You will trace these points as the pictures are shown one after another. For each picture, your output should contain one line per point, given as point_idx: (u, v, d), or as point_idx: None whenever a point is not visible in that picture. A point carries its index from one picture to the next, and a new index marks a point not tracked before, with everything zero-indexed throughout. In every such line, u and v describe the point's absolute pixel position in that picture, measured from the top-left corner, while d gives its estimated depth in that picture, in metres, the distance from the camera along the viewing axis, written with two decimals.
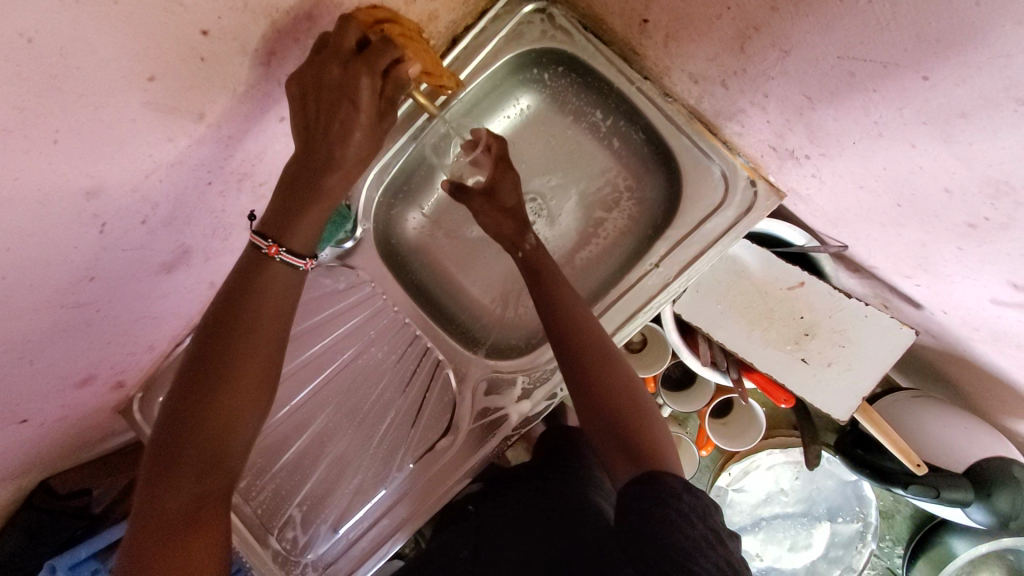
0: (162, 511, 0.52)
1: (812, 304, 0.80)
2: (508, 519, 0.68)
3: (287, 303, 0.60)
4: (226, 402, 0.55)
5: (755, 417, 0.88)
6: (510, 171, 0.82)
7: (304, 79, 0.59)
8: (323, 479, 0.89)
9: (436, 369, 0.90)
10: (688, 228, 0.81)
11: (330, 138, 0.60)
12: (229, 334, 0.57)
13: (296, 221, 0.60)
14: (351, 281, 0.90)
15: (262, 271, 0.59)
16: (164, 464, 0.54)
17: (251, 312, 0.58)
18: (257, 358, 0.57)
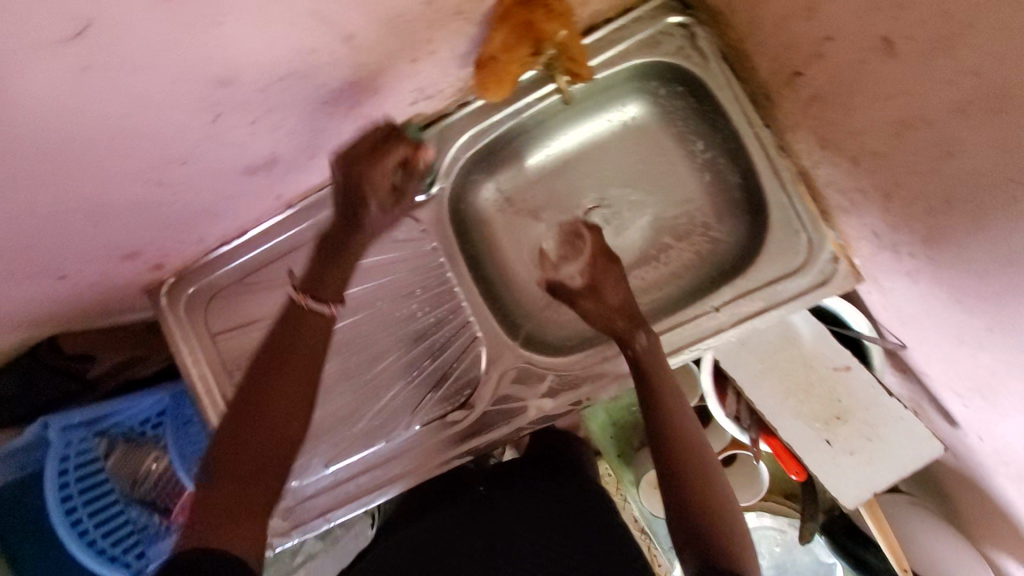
0: (220, 492, 0.58)
1: (851, 390, 0.81)
2: (512, 500, 0.82)
3: (335, 293, 0.69)
4: (280, 387, 0.63)
5: (757, 476, 0.89)
6: (611, 266, 0.83)
7: (344, 168, 0.68)
8: (332, 411, 0.89)
9: (470, 343, 0.89)
10: (759, 282, 0.80)
11: (354, 200, 0.68)
12: (284, 330, 0.66)
13: (329, 274, 0.69)
14: (411, 233, 0.89)
15: (312, 293, 0.67)
16: (227, 435, 0.60)
17: (308, 310, 0.66)
18: (300, 352, 0.65)
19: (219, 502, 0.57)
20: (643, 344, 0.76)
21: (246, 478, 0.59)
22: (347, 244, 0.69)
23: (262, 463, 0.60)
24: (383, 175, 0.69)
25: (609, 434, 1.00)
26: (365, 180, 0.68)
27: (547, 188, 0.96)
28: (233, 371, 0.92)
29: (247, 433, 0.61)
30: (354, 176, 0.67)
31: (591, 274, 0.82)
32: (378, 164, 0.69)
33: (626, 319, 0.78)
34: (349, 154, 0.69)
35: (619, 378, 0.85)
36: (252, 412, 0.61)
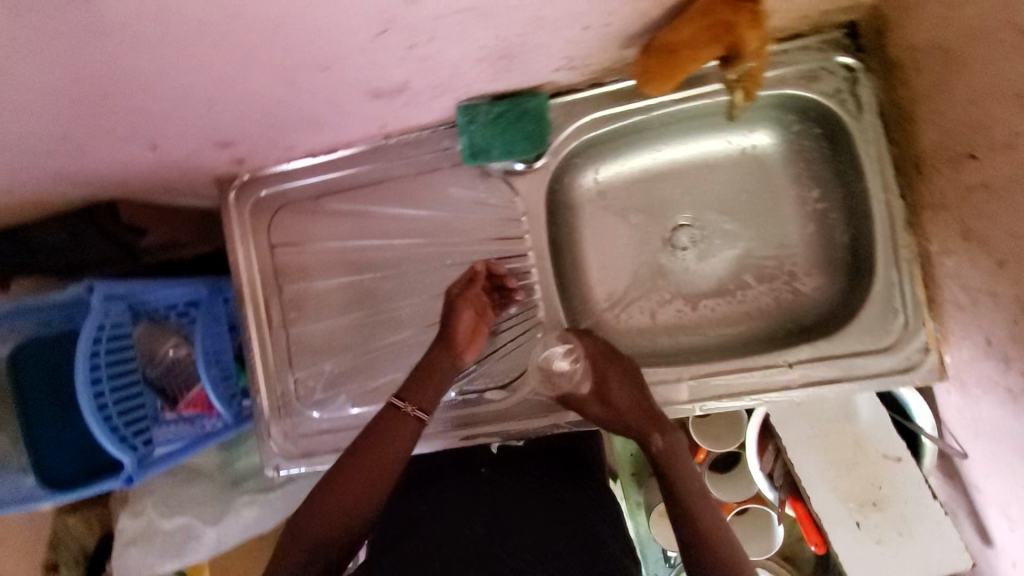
0: (309, 527, 0.74)
1: (895, 481, 0.79)
2: (510, 495, 0.85)
3: (404, 432, 0.79)
4: (368, 459, 0.76)
5: (772, 533, 0.85)
6: (614, 367, 0.81)
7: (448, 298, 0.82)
8: (378, 351, 0.89)
9: (529, 327, 0.87)
10: (842, 350, 0.78)
11: (446, 330, 0.82)
12: (353, 451, 0.77)
13: (423, 389, 0.80)
14: (501, 200, 0.85)
15: (389, 418, 0.79)
16: (294, 529, 0.75)
17: (374, 442, 0.77)
18: (387, 447, 0.77)
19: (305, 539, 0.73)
20: (659, 447, 0.79)
21: (340, 510, 0.74)
22: (439, 358, 0.81)
23: (353, 503, 0.75)
24: (461, 326, 0.81)
25: (630, 452, 0.98)
26: (455, 306, 0.81)
27: (643, 193, 0.93)
28: (286, 284, 0.91)
29: (337, 491, 0.75)
30: (446, 315, 0.82)
31: (596, 383, 0.82)
32: (461, 302, 0.81)
33: (647, 416, 0.79)
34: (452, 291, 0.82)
35: (669, 407, 0.81)
36: (342, 474, 0.76)
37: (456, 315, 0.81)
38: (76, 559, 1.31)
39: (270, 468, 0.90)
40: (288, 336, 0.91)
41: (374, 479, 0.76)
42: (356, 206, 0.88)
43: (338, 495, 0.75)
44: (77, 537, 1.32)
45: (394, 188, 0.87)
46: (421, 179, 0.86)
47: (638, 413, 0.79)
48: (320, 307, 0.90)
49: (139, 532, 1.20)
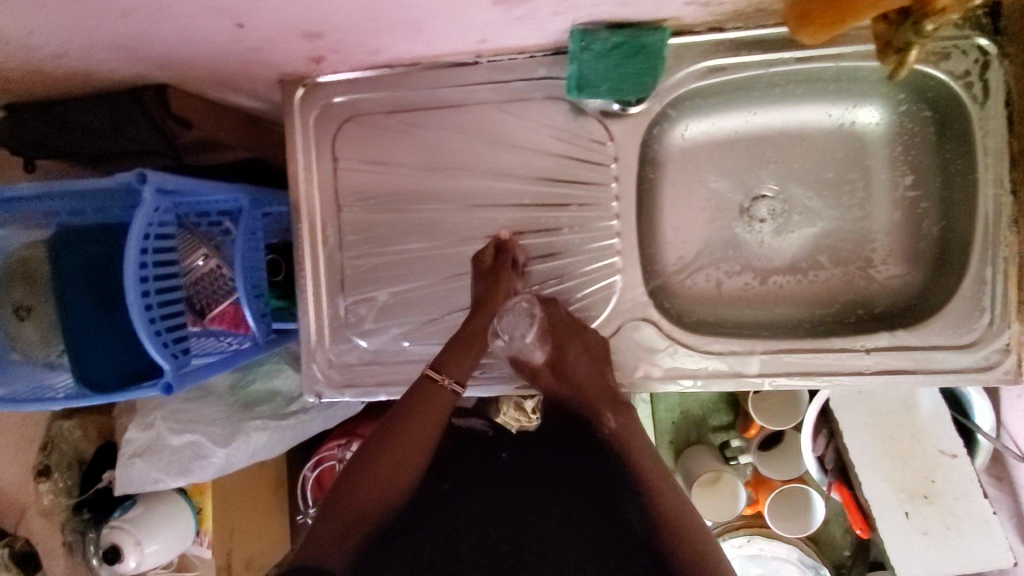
0: (338, 507, 0.73)
1: (948, 477, 0.79)
2: (531, 503, 0.85)
3: (439, 411, 0.78)
4: (401, 435, 0.76)
5: (810, 513, 0.85)
6: (575, 338, 0.79)
7: (481, 265, 0.81)
8: (437, 286, 0.85)
9: (602, 281, 0.82)
10: (921, 343, 0.77)
11: (481, 299, 0.79)
12: (387, 431, 0.77)
13: (458, 359, 0.79)
14: (592, 142, 0.80)
15: (426, 391, 0.78)
16: (325, 507, 0.73)
17: (409, 419, 0.77)
18: (419, 425, 0.77)
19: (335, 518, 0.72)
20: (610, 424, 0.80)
21: (373, 489, 0.74)
22: (476, 327, 0.79)
23: (386, 481, 0.75)
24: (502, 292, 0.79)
25: (672, 419, 0.97)
26: (493, 273, 0.79)
27: (729, 156, 0.89)
28: (344, 203, 0.85)
29: (366, 467, 0.75)
30: (483, 281, 0.79)
31: (552, 352, 0.80)
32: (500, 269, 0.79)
33: (603, 391, 0.79)
34: (485, 259, 0.81)
35: (735, 377, 0.79)
36: (374, 453, 0.76)
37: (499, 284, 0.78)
38: (70, 466, 1.26)
39: (310, 394, 0.86)
40: (341, 258, 0.85)
41: (407, 464, 0.76)
42: (432, 128, 0.82)
43: (360, 482, 0.74)
44: (73, 443, 1.27)
45: (476, 112, 0.81)
46: (507, 107, 0.80)
47: (593, 386, 0.80)
48: (379, 231, 0.85)
49: (146, 444, 1.16)
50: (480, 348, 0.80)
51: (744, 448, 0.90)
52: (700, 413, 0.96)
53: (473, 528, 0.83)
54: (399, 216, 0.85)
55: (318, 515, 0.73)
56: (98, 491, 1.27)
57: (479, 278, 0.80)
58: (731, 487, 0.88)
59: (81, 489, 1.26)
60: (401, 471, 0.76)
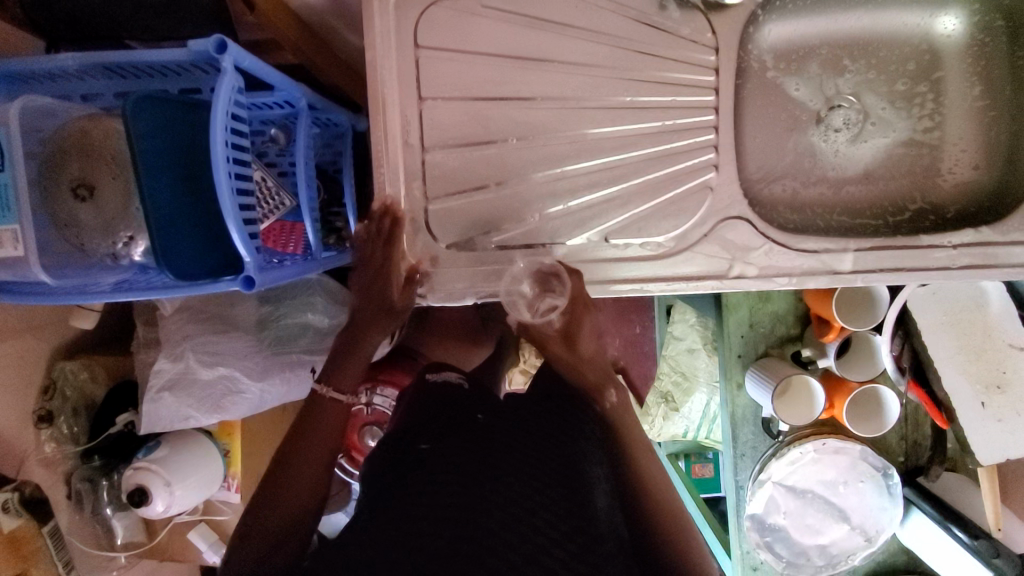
0: (265, 512, 0.75)
1: (1019, 368, 0.84)
2: (519, 467, 0.71)
3: (334, 413, 0.81)
4: (309, 430, 0.80)
5: (886, 413, 0.88)
6: (589, 312, 0.79)
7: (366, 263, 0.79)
8: (525, 186, 0.81)
9: (695, 179, 0.81)
10: (1001, 238, 0.79)
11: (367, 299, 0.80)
12: (300, 430, 0.80)
13: (343, 366, 0.82)
14: (695, 34, 0.79)
15: (317, 402, 0.81)
16: (255, 513, 0.75)
17: (315, 414, 0.81)
18: (326, 418, 0.81)
19: (263, 519, 0.75)
20: (612, 401, 0.83)
21: (292, 491, 0.77)
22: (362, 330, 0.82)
23: (310, 477, 0.78)
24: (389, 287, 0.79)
25: (740, 333, 0.97)
26: (382, 272, 0.79)
27: (808, 64, 0.90)
28: (426, 94, 0.79)
29: (293, 469, 0.78)
30: (369, 276, 0.79)
31: (565, 323, 0.79)
32: (385, 262, 0.79)
33: (596, 375, 0.82)
34: (380, 249, 0.78)
35: (828, 274, 0.80)
36: (292, 454, 0.79)
37: (387, 281, 0.79)
38: (75, 410, 1.13)
39: None
40: (421, 156, 0.80)
41: (320, 458, 0.79)
42: (525, 14, 0.78)
43: (279, 498, 0.76)
44: (77, 386, 1.13)
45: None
46: None
47: (592, 366, 0.82)
48: (462, 126, 0.80)
49: (176, 377, 1.08)
50: (365, 351, 0.83)
51: (818, 353, 0.92)
52: (770, 325, 0.96)
53: (438, 496, 0.67)
54: (487, 110, 0.80)
55: (249, 520, 0.76)
56: (109, 437, 1.15)
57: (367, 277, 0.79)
58: (809, 392, 0.89)
59: (90, 435, 1.14)
60: (315, 465, 0.79)
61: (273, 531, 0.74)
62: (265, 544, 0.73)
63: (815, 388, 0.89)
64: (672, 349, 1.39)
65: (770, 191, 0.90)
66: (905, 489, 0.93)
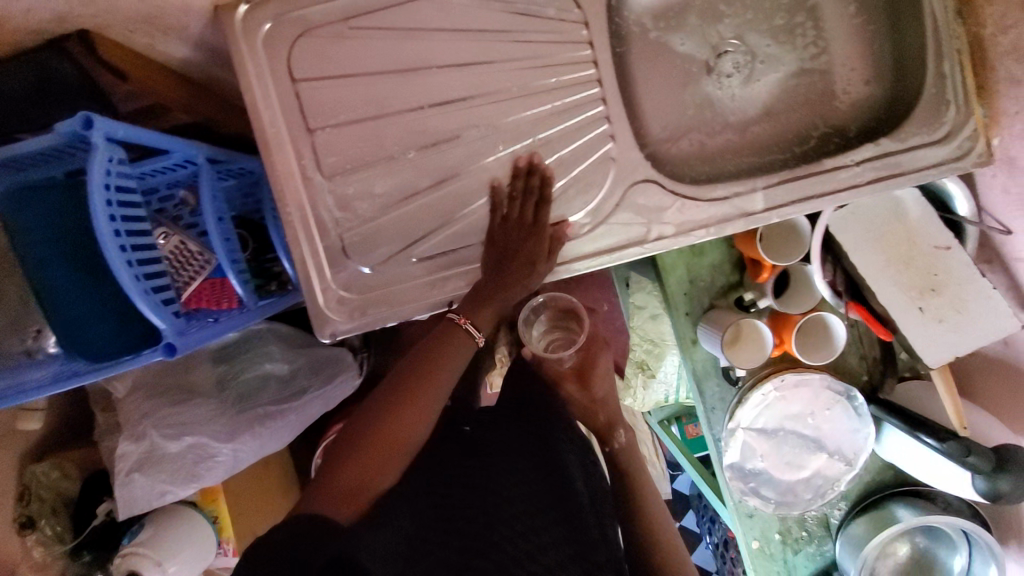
0: (348, 457, 0.66)
1: (950, 267, 0.84)
2: (510, 483, 0.81)
3: (452, 357, 0.73)
4: (418, 387, 0.71)
5: (833, 339, 0.90)
6: (602, 353, 1.00)
7: (510, 211, 0.76)
8: (432, 195, 0.81)
9: (594, 151, 0.82)
10: (901, 145, 0.81)
11: (509, 253, 0.75)
12: (411, 374, 0.72)
13: (481, 308, 0.75)
14: (561, 13, 0.80)
15: (448, 341, 0.73)
16: (337, 457, 0.67)
17: (437, 356, 0.73)
18: (442, 370, 0.72)
19: (341, 467, 0.66)
20: (621, 442, 0.97)
21: (379, 445, 0.67)
22: (505, 275, 0.75)
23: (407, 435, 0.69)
24: (540, 243, 0.76)
25: (683, 291, 0.97)
26: (530, 229, 0.75)
27: (685, 18, 0.91)
28: (314, 125, 0.79)
29: (384, 417, 0.69)
30: (515, 224, 0.75)
31: (581, 360, 0.99)
32: (529, 214, 0.76)
33: (604, 417, 0.99)
34: (524, 201, 0.75)
35: (745, 218, 0.81)
36: (386, 406, 0.70)
37: (529, 239, 0.76)
38: (54, 509, 1.11)
39: (326, 336, 0.80)
40: (323, 188, 0.80)
41: (420, 413, 0.70)
42: (391, 28, 0.78)
43: (361, 448, 0.67)
44: (52, 485, 1.11)
45: (436, 4, 0.78)
46: None
47: (603, 411, 0.99)
48: (356, 149, 0.80)
49: (143, 456, 1.06)
50: (507, 295, 0.76)
51: (760, 295, 0.92)
52: (710, 277, 0.97)
53: (446, 499, 0.75)
54: (378, 129, 0.80)
55: (328, 467, 0.66)
56: (93, 529, 1.13)
57: (507, 223, 0.75)
58: (757, 335, 0.91)
59: (76, 530, 1.12)
60: (411, 416, 0.69)
61: (348, 485, 0.64)
62: (345, 490, 0.64)
63: (761, 329, 0.90)
64: (637, 319, 1.40)
65: (678, 148, 0.92)
66: (872, 408, 0.94)
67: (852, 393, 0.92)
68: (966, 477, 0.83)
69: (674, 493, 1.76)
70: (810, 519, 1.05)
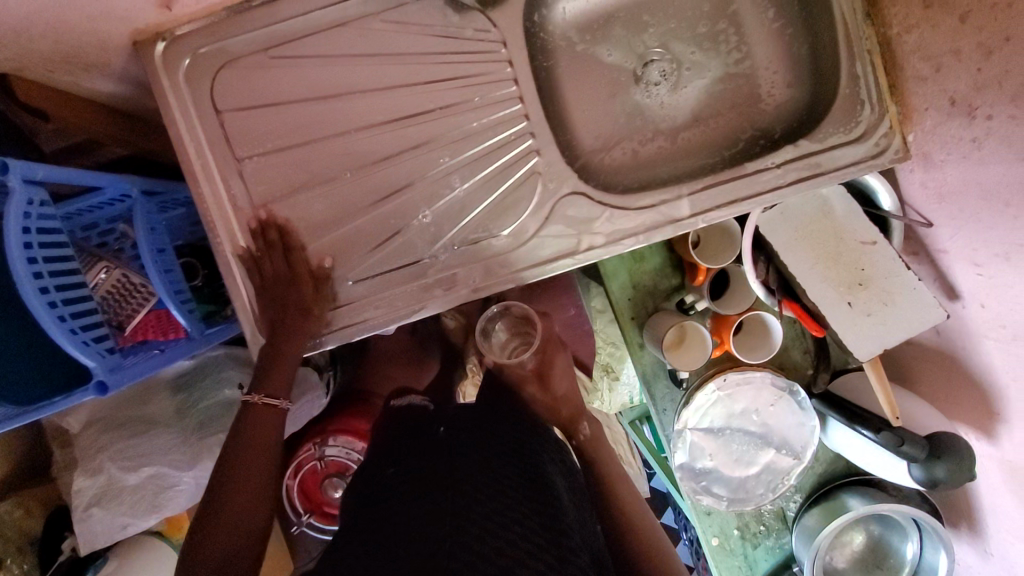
0: (218, 517, 0.73)
1: (876, 261, 0.86)
2: (469, 472, 0.69)
3: (269, 418, 0.79)
4: (252, 440, 0.77)
5: (771, 337, 0.92)
6: (559, 353, 1.00)
7: (276, 266, 0.79)
8: (365, 218, 0.82)
9: (520, 166, 0.83)
10: (819, 146, 0.82)
11: (287, 309, 0.78)
12: (241, 433, 0.77)
13: (268, 375, 0.78)
14: (478, 31, 0.81)
15: (248, 415, 0.78)
16: (203, 521, 0.73)
17: (248, 420, 0.78)
18: (264, 424, 0.78)
19: (214, 525, 0.72)
20: (586, 433, 0.94)
21: (243, 502, 0.74)
22: (288, 332, 0.78)
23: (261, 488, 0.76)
24: (315, 291, 0.80)
25: (627, 297, 0.99)
26: (292, 276, 0.79)
27: (610, 29, 0.92)
28: (241, 155, 0.80)
29: (236, 474, 0.75)
30: (286, 276, 0.79)
31: (539, 362, 0.97)
32: (297, 264, 0.80)
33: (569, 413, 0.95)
34: (291, 253, 0.80)
35: (672, 224, 0.82)
36: (233, 467, 0.75)
37: (306, 286, 0.79)
38: (20, 548, 1.08)
39: None
40: (254, 217, 0.80)
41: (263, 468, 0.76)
42: (312, 56, 0.79)
43: (224, 511, 0.73)
44: (16, 524, 1.08)
45: (355, 30, 0.79)
46: (385, 17, 0.79)
47: (563, 406, 0.95)
48: (285, 177, 0.81)
49: (102, 489, 1.06)
50: (292, 353, 0.78)
51: (698, 297, 0.93)
52: (651, 282, 0.99)
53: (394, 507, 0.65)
54: (307, 156, 0.81)
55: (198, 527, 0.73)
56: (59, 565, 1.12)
57: (285, 277, 0.79)
58: (697, 338, 0.93)
59: (44, 568, 1.10)
60: (257, 468, 0.76)
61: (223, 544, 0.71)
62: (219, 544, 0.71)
63: (701, 332, 0.92)
64: (598, 323, 1.41)
65: (610, 157, 0.93)
66: (814, 403, 0.97)
67: (794, 388, 0.94)
68: (904, 466, 0.85)
69: (652, 491, 1.77)
70: (767, 514, 1.06)
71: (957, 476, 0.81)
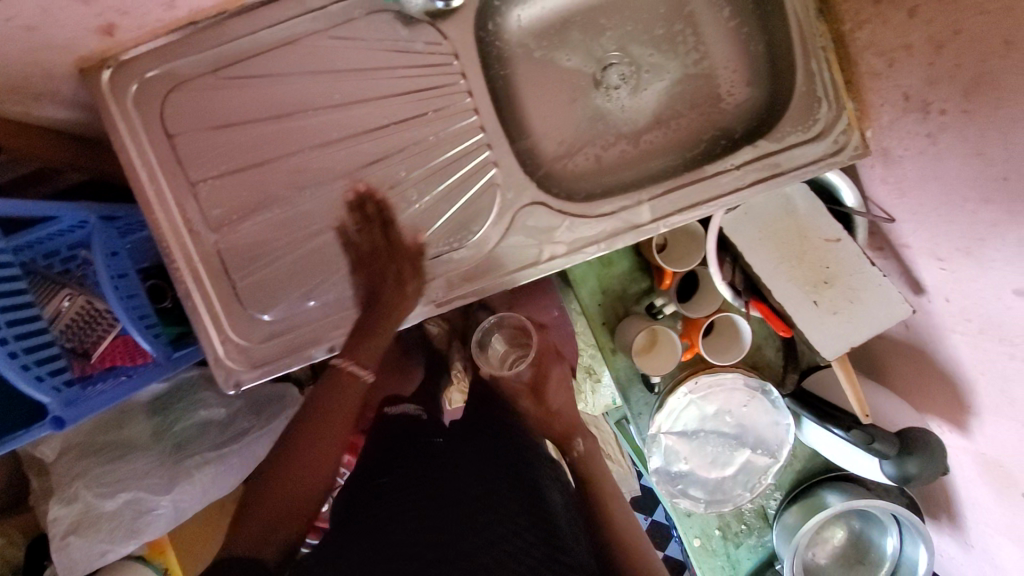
0: (265, 501, 0.74)
1: (840, 259, 0.86)
2: (470, 490, 0.72)
3: (350, 396, 0.79)
4: (319, 423, 0.78)
5: (741, 338, 0.92)
6: (556, 365, 0.98)
7: (364, 243, 0.80)
8: (324, 236, 0.81)
9: (478, 178, 0.83)
10: (778, 145, 0.82)
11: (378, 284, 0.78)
12: (306, 417, 0.79)
13: (360, 346, 0.77)
14: (430, 43, 0.81)
15: (335, 384, 0.78)
16: (256, 500, 0.74)
17: (332, 398, 0.78)
18: (345, 402, 0.79)
19: (264, 506, 0.73)
20: (580, 450, 0.90)
21: (287, 491, 0.74)
22: (384, 303, 0.78)
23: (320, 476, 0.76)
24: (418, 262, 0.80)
25: (597, 302, 0.98)
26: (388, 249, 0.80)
27: (567, 34, 0.92)
28: (195, 178, 0.79)
29: (288, 461, 0.76)
30: (383, 249, 0.80)
31: (535, 374, 0.95)
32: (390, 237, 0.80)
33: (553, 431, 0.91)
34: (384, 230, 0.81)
35: (633, 230, 0.82)
36: (290, 452, 0.77)
37: (402, 260, 0.80)
38: None
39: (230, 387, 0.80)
40: (210, 240, 0.80)
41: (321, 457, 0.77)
42: (263, 75, 0.78)
43: (268, 497, 0.74)
44: None
45: (305, 47, 0.78)
46: (334, 33, 0.78)
47: (558, 420, 0.92)
48: (240, 198, 0.80)
49: (77, 518, 1.05)
50: (390, 325, 0.78)
51: (667, 300, 0.93)
52: (620, 286, 0.98)
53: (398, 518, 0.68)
54: (263, 176, 0.80)
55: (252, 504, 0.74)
56: None
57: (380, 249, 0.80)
58: (666, 341, 0.92)
59: None
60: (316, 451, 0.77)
61: (267, 523, 0.72)
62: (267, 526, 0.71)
63: (668, 336, 0.92)
64: None
65: (573, 163, 0.92)
66: (787, 402, 0.96)
67: (766, 388, 0.93)
68: (875, 463, 0.85)
69: (642, 490, 1.76)
70: (748, 512, 1.06)
71: (926, 472, 0.81)
